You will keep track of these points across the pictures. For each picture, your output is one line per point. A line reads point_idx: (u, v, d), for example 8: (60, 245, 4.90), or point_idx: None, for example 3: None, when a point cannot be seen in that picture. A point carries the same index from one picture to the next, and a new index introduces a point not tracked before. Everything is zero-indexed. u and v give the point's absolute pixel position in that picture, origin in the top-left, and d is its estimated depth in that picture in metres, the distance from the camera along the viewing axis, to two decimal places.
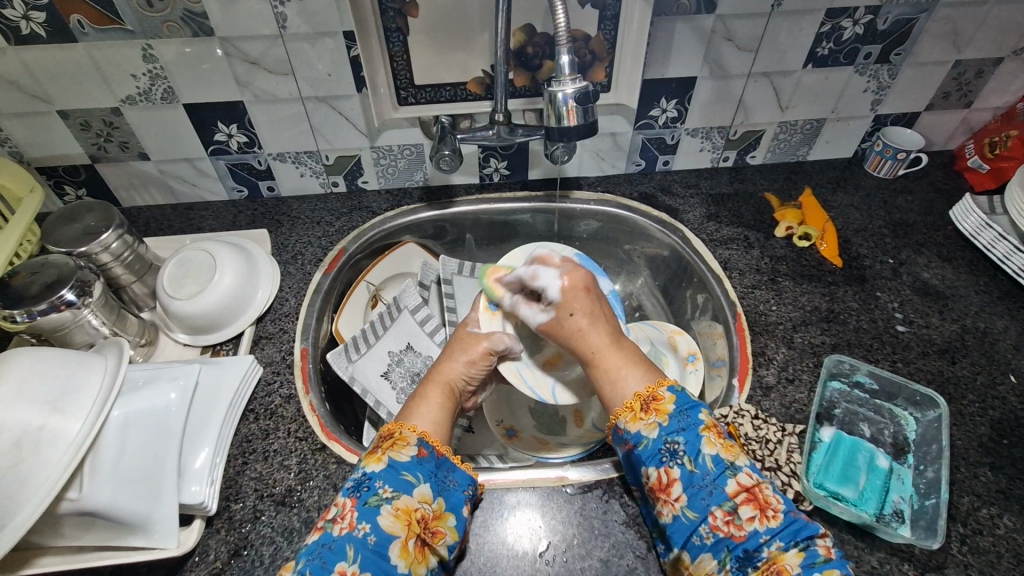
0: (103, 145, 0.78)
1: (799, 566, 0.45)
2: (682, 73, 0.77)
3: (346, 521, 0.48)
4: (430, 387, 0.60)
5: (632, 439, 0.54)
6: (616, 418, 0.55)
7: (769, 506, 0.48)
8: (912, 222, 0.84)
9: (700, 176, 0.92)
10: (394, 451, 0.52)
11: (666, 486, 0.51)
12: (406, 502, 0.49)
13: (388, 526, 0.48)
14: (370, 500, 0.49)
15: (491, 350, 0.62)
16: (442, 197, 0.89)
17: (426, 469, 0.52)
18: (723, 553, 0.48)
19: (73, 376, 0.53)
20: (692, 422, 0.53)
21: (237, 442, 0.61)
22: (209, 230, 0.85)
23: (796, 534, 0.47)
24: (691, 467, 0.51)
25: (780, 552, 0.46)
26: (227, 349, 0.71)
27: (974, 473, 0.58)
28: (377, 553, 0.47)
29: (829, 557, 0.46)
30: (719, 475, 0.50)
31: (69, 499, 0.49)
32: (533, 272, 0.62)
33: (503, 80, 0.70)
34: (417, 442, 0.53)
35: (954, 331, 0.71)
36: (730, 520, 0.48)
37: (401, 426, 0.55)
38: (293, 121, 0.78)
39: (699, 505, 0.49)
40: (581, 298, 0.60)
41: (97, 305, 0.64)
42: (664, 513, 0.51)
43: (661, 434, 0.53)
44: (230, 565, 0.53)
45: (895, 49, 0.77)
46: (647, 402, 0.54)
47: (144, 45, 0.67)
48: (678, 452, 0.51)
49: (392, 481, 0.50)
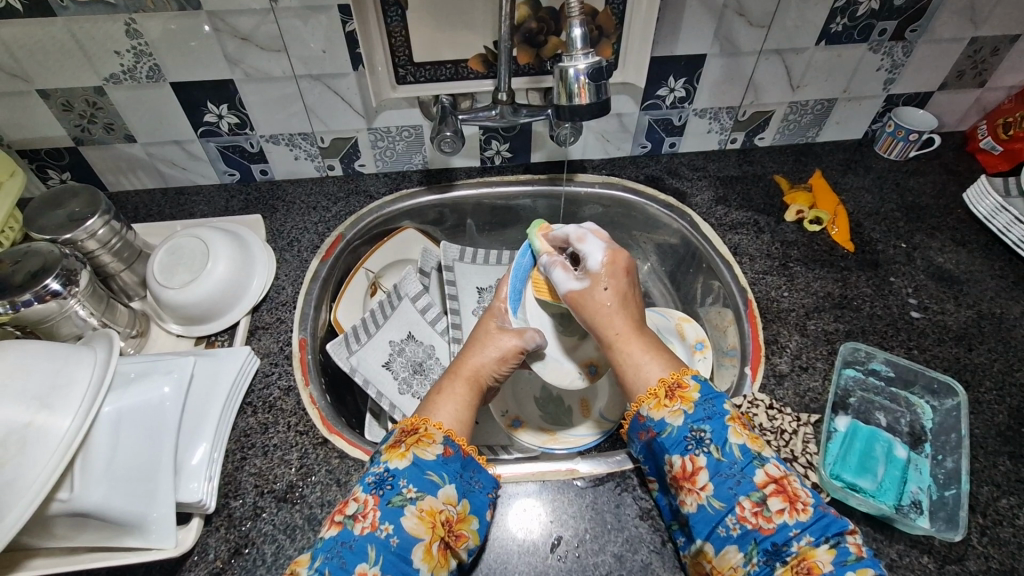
0: (87, 126, 0.74)
1: (831, 564, 0.43)
2: (692, 50, 0.74)
3: (368, 520, 0.46)
4: (455, 382, 0.58)
5: (656, 426, 0.52)
6: (638, 405, 0.54)
7: (799, 499, 0.46)
8: (925, 205, 0.82)
9: (707, 159, 0.89)
10: (419, 449, 0.50)
11: (691, 475, 0.49)
12: (431, 503, 0.48)
13: (412, 528, 0.46)
14: (394, 500, 0.47)
15: (523, 349, 0.60)
16: (442, 181, 0.86)
17: (451, 469, 0.50)
18: (750, 546, 0.46)
19: (60, 371, 0.50)
20: (718, 411, 0.51)
21: (235, 436, 0.59)
22: (201, 215, 0.82)
23: (827, 529, 0.45)
24: (718, 455, 0.49)
25: (810, 548, 0.44)
26: (221, 341, 0.68)
27: (992, 462, 0.57)
28: (399, 555, 0.45)
29: (861, 555, 0.44)
30: (746, 465, 0.48)
31: (59, 501, 0.47)
32: (581, 234, 0.62)
33: (507, 57, 0.66)
34: (443, 440, 0.51)
35: (969, 317, 0.70)
36: (758, 512, 0.46)
37: (425, 423, 0.52)
38: (286, 101, 0.74)
39: (725, 494, 0.48)
40: (618, 278, 0.60)
41: (85, 294, 0.61)
42: (687, 502, 0.49)
43: (687, 421, 0.51)
44: (231, 564, 0.51)
45: (911, 25, 0.75)
46: (672, 389, 0.53)
47: (127, 20, 0.63)
48: (705, 440, 0.50)
49: (417, 480, 0.48)
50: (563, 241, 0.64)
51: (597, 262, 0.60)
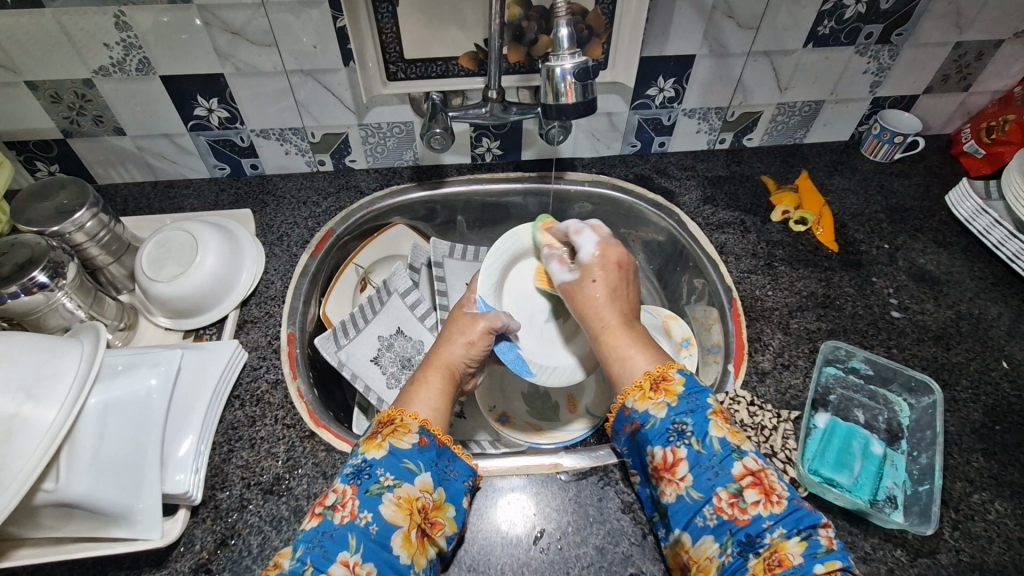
0: (76, 118, 0.74)
1: (801, 555, 0.44)
2: (681, 51, 0.75)
3: (347, 509, 0.47)
4: (429, 371, 0.59)
5: (640, 418, 0.53)
6: (624, 397, 0.55)
7: (774, 492, 0.47)
8: (908, 207, 0.84)
9: (696, 159, 0.90)
10: (396, 438, 0.51)
11: (672, 465, 0.50)
12: (409, 490, 0.48)
13: (390, 515, 0.47)
14: (372, 488, 0.48)
15: (490, 328, 0.63)
16: (433, 177, 0.86)
17: (428, 457, 0.51)
18: (725, 537, 0.47)
19: (47, 361, 0.50)
20: (701, 404, 0.52)
21: (223, 429, 0.59)
22: (190, 209, 0.82)
23: (800, 522, 0.46)
24: (698, 447, 0.50)
25: (782, 540, 0.45)
26: (210, 335, 0.69)
27: (966, 459, 0.59)
28: (379, 542, 0.45)
29: (831, 547, 0.44)
30: (725, 457, 0.49)
31: (44, 491, 0.48)
32: (578, 228, 0.68)
33: (497, 55, 0.67)
34: (419, 430, 0.52)
35: (948, 317, 0.71)
36: (734, 503, 0.47)
37: (401, 413, 0.53)
38: (277, 96, 0.75)
39: (703, 485, 0.49)
40: (608, 270, 0.64)
41: (73, 287, 0.61)
42: (667, 493, 0.50)
43: (669, 413, 0.52)
44: (217, 555, 0.52)
45: (896, 29, 0.76)
46: (657, 381, 0.54)
47: (117, 12, 0.63)
48: (686, 432, 0.51)
49: (394, 469, 0.49)
50: (564, 234, 0.70)
51: (588, 256, 0.65)
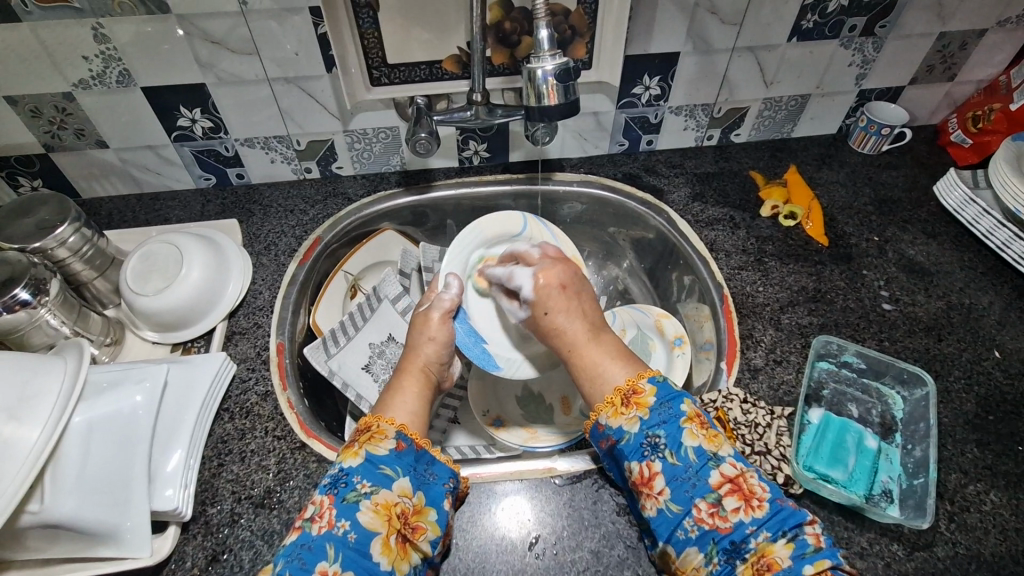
0: (58, 133, 0.73)
1: (790, 558, 0.44)
2: (665, 48, 0.75)
3: (325, 519, 0.46)
4: (406, 378, 0.59)
5: (614, 434, 0.53)
6: (597, 414, 0.54)
7: (754, 496, 0.47)
8: (897, 199, 0.84)
9: (684, 156, 0.90)
10: (372, 445, 0.50)
11: (649, 480, 0.50)
12: (386, 496, 0.48)
13: (368, 522, 0.46)
14: (348, 496, 0.47)
15: (445, 313, 0.64)
16: (421, 181, 0.86)
17: (405, 462, 0.51)
18: (709, 546, 0.47)
19: (29, 381, 0.49)
20: (674, 413, 0.51)
21: (212, 443, 0.59)
22: (177, 221, 0.81)
23: (784, 523, 0.46)
24: (673, 460, 0.49)
25: (768, 545, 0.45)
26: (198, 347, 0.68)
27: (960, 450, 0.58)
28: (359, 550, 0.45)
29: (820, 546, 0.44)
30: (702, 467, 0.48)
31: (29, 512, 0.47)
32: (510, 274, 0.64)
33: (480, 57, 0.66)
34: (396, 435, 0.52)
35: (939, 308, 0.71)
36: (714, 513, 0.47)
37: (377, 420, 0.53)
38: (261, 105, 0.74)
39: (682, 498, 0.48)
40: (555, 295, 0.60)
41: (56, 303, 0.61)
42: (648, 507, 0.50)
43: (642, 428, 0.51)
44: (208, 571, 0.51)
45: (880, 21, 0.76)
46: (627, 396, 0.53)
47: (94, 25, 0.63)
48: (659, 445, 0.50)
49: (371, 475, 0.48)
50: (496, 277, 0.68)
51: (529, 293, 0.62)
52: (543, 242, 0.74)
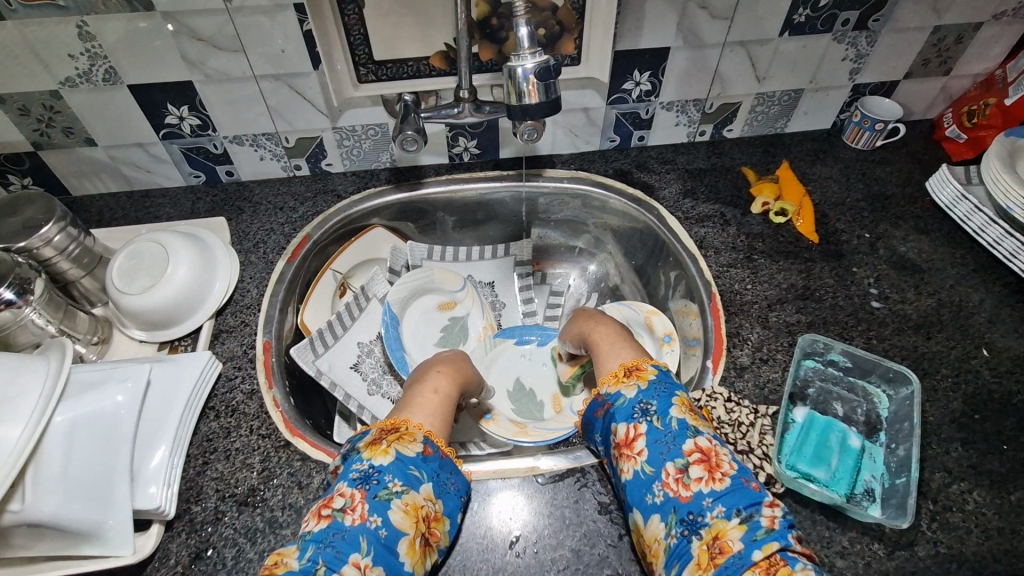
0: (46, 131, 0.73)
1: (741, 540, 0.43)
2: (655, 43, 0.74)
3: (357, 512, 0.46)
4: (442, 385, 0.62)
5: (610, 399, 0.55)
6: (600, 385, 0.57)
7: (720, 469, 0.48)
8: (890, 195, 0.83)
9: (676, 152, 0.89)
10: (401, 445, 0.51)
11: (632, 442, 0.51)
12: (414, 498, 0.48)
13: (398, 521, 0.46)
14: (380, 493, 0.47)
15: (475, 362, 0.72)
16: (411, 178, 0.85)
17: (430, 467, 0.51)
18: (670, 515, 0.47)
19: (11, 381, 0.50)
20: (669, 391, 0.54)
21: (198, 441, 0.59)
22: (166, 219, 0.81)
23: (740, 502, 0.45)
24: (657, 424, 0.51)
25: (722, 523, 0.44)
26: (185, 346, 0.68)
27: (945, 449, 0.58)
28: (387, 547, 0.45)
29: (772, 528, 0.43)
30: (680, 434, 0.50)
31: (10, 512, 0.47)
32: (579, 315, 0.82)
33: (466, 53, 0.66)
34: (423, 440, 0.52)
35: (929, 305, 0.71)
36: (679, 479, 0.48)
37: (405, 422, 0.54)
38: (249, 102, 0.74)
39: (656, 460, 0.49)
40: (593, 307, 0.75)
41: (41, 302, 0.61)
42: (625, 469, 0.51)
43: (638, 394, 0.54)
44: (191, 569, 0.51)
45: (873, 15, 0.75)
46: (630, 369, 0.57)
47: (79, 22, 0.62)
48: (649, 411, 0.52)
49: (401, 475, 0.49)
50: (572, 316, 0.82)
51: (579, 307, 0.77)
52: (472, 303, 0.88)
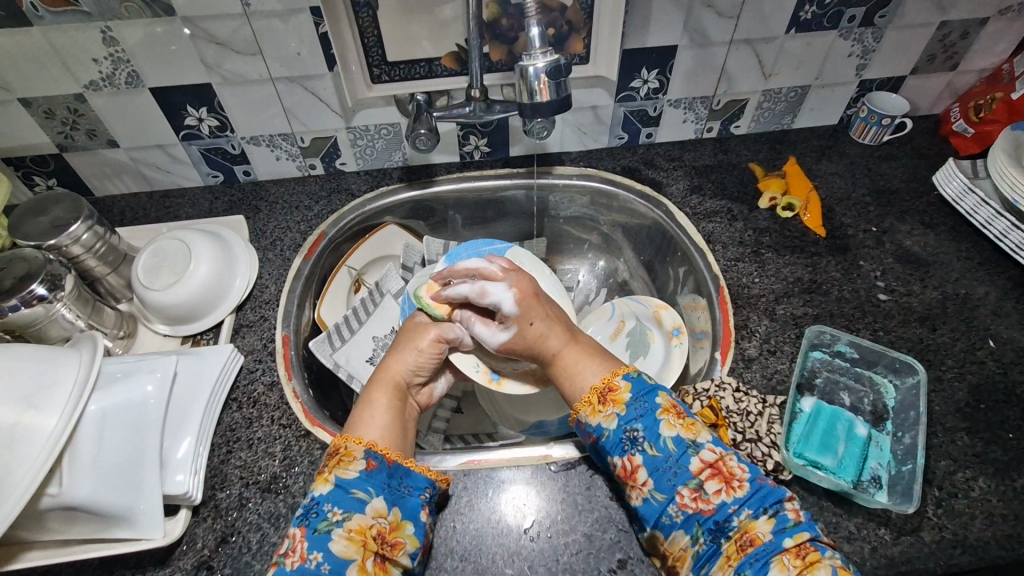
0: (70, 133, 0.76)
1: (771, 532, 0.46)
2: (662, 42, 0.75)
3: (297, 553, 0.47)
4: (374, 390, 0.59)
5: (596, 431, 0.54)
6: (577, 412, 0.56)
7: (734, 477, 0.49)
8: (895, 189, 0.84)
9: (684, 149, 0.91)
10: (340, 470, 0.51)
11: (633, 473, 0.52)
12: (359, 520, 0.49)
13: (341, 550, 0.47)
14: (319, 526, 0.48)
15: (441, 338, 0.63)
16: (423, 177, 0.87)
17: (377, 480, 0.51)
18: (695, 528, 0.48)
19: (45, 372, 0.52)
20: (650, 407, 0.53)
21: (221, 431, 0.61)
22: (185, 218, 0.83)
23: (765, 500, 0.48)
24: (653, 452, 0.51)
25: (750, 521, 0.47)
26: (207, 340, 0.70)
27: (950, 438, 0.59)
28: None
29: (799, 520, 0.46)
30: (681, 455, 0.50)
31: (49, 495, 0.49)
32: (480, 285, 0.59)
33: (477, 53, 0.67)
34: (364, 455, 0.52)
35: (935, 298, 0.71)
36: (696, 497, 0.49)
37: (345, 440, 0.53)
38: (266, 104, 0.76)
39: (665, 486, 0.50)
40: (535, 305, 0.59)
41: (71, 298, 0.63)
42: (635, 498, 0.52)
43: (621, 423, 0.53)
44: (218, 552, 0.53)
45: (878, 12, 0.76)
46: (604, 394, 0.55)
47: (103, 27, 0.65)
48: (639, 439, 0.52)
49: (341, 503, 0.49)
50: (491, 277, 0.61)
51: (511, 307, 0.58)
52: None
